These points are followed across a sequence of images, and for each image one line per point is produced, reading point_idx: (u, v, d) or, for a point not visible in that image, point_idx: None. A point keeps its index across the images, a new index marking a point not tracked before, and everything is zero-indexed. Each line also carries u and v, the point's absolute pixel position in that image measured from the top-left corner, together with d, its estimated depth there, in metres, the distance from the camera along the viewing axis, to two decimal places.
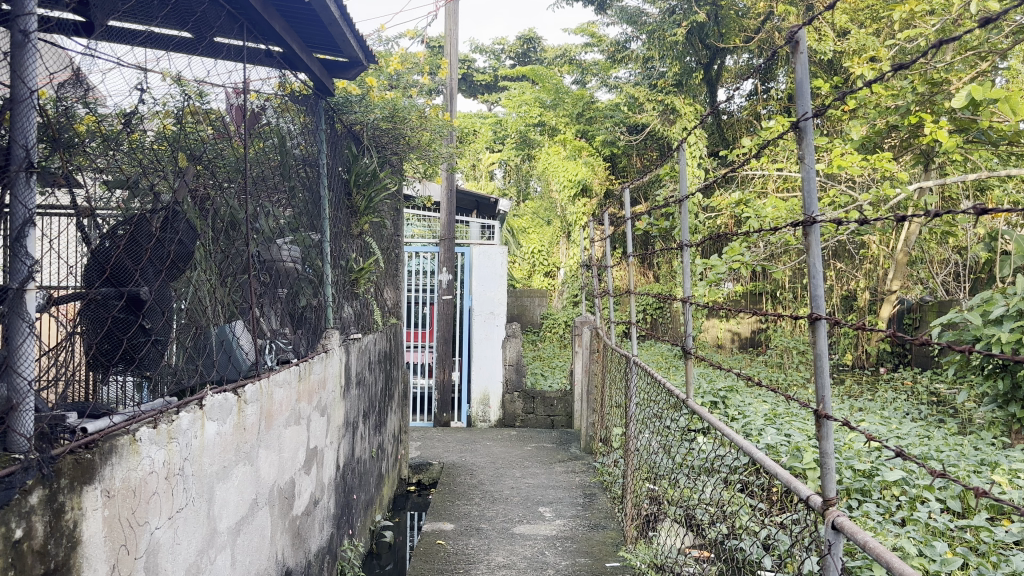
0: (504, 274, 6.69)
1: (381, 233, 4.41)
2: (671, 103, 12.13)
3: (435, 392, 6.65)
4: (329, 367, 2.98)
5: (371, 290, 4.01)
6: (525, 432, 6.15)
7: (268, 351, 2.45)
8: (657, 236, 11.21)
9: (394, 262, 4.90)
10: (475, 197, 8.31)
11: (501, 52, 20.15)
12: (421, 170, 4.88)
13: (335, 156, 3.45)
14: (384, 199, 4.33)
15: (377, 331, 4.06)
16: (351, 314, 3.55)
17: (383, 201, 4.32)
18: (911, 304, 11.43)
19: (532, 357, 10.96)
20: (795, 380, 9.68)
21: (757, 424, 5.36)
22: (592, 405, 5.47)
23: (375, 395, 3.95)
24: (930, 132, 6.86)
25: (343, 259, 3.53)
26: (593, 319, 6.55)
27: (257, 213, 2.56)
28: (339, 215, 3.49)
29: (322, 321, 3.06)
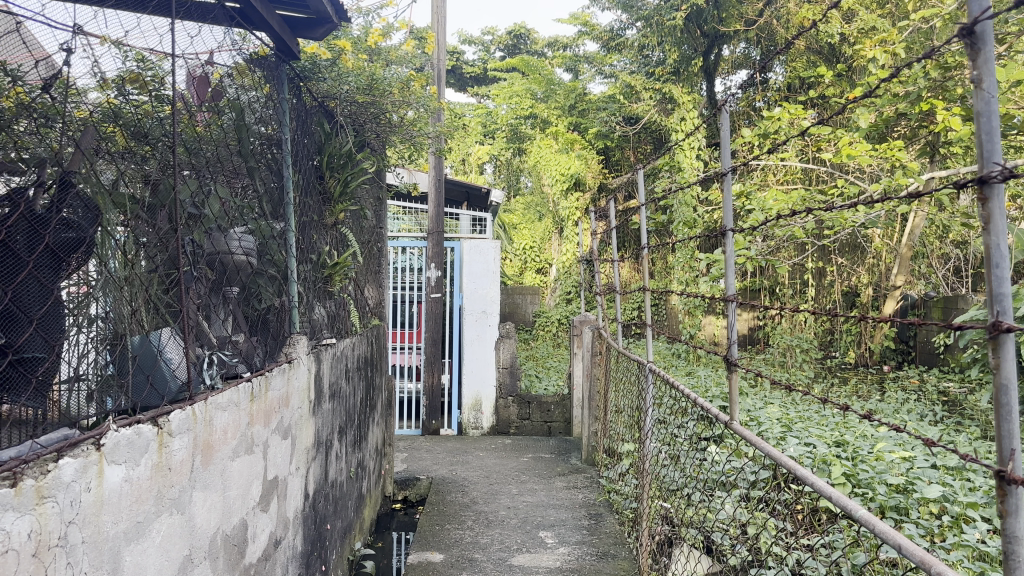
0: (498, 270, 6.23)
1: (360, 225, 3.94)
2: (669, 92, 11.68)
3: (423, 397, 6.17)
4: (294, 380, 2.51)
5: (347, 288, 3.54)
6: (521, 441, 5.69)
7: (211, 365, 1.98)
8: (653, 231, 10.82)
9: (376, 258, 4.43)
10: (464, 188, 7.82)
11: (491, 43, 19.68)
12: (405, 155, 4.42)
13: (303, 134, 2.97)
14: (363, 186, 3.86)
15: (357, 334, 3.60)
16: (324, 316, 3.08)
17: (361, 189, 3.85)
18: (915, 299, 11.02)
19: (525, 358, 10.54)
20: (801, 381, 9.27)
21: (774, 433, 4.93)
22: (595, 411, 5.01)
23: (352, 409, 3.48)
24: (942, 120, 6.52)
25: (313, 252, 3.06)
26: (593, 317, 6.09)
27: (197, 196, 2.09)
28: (308, 201, 3.02)
29: (285, 326, 2.59)
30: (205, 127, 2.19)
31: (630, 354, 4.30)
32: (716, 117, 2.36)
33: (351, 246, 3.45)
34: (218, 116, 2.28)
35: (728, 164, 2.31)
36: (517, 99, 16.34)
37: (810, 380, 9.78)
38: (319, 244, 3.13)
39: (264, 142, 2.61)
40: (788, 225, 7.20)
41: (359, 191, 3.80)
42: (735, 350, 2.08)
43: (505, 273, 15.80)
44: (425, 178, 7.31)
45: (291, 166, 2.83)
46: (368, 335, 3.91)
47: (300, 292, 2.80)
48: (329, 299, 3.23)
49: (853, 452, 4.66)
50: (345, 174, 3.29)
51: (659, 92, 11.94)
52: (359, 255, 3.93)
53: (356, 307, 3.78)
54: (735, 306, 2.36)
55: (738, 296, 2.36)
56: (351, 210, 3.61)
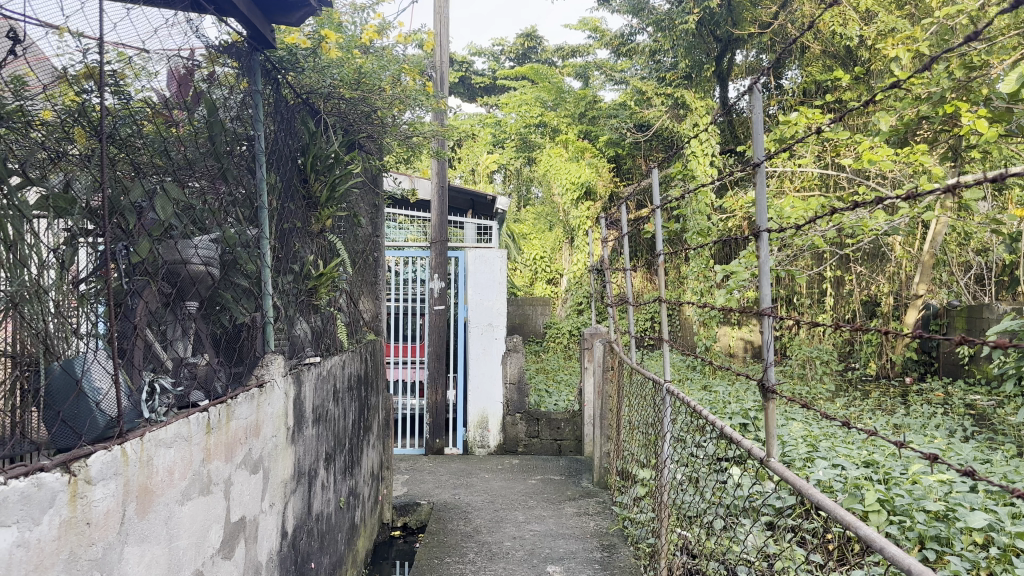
0: (504, 281, 5.94)
1: (351, 232, 3.66)
2: (681, 97, 11.35)
3: (427, 414, 5.89)
4: (266, 405, 2.22)
5: (335, 299, 3.27)
6: (529, 461, 5.39)
7: (155, 395, 1.70)
8: (665, 240, 10.54)
9: (372, 269, 4.16)
10: (470, 196, 7.55)
11: (500, 54, 19.50)
12: (401, 158, 4.16)
13: (283, 131, 2.71)
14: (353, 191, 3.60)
15: (347, 351, 3.32)
16: (307, 332, 2.80)
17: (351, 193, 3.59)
18: (937, 309, 10.63)
19: (536, 371, 10.25)
20: (820, 394, 8.93)
21: (799, 453, 4.61)
22: (607, 431, 4.71)
23: (343, 432, 3.20)
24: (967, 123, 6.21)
25: (294, 263, 2.79)
26: (604, 329, 5.78)
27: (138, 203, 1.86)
28: (290, 206, 2.75)
29: (257, 344, 2.31)
30: (162, 126, 1.95)
31: (645, 370, 4.00)
32: (748, 103, 2.07)
33: (341, 254, 3.17)
34: (182, 111, 2.04)
35: (762, 156, 2.01)
36: (526, 108, 16.10)
37: (830, 393, 9.42)
38: (301, 252, 2.86)
39: (238, 139, 2.35)
40: (808, 232, 6.88)
41: (350, 196, 3.53)
42: (773, 374, 1.80)
43: (515, 284, 15.51)
44: (428, 186, 7.05)
45: (268, 167, 2.56)
46: (361, 350, 3.63)
47: (276, 305, 2.52)
48: (314, 313, 2.95)
49: (886, 476, 4.33)
50: (332, 177, 3.03)
51: (672, 97, 11.63)
52: (350, 265, 3.66)
53: (346, 321, 3.50)
54: (770, 319, 2.08)
55: (775, 309, 2.08)
56: (340, 216, 3.33)
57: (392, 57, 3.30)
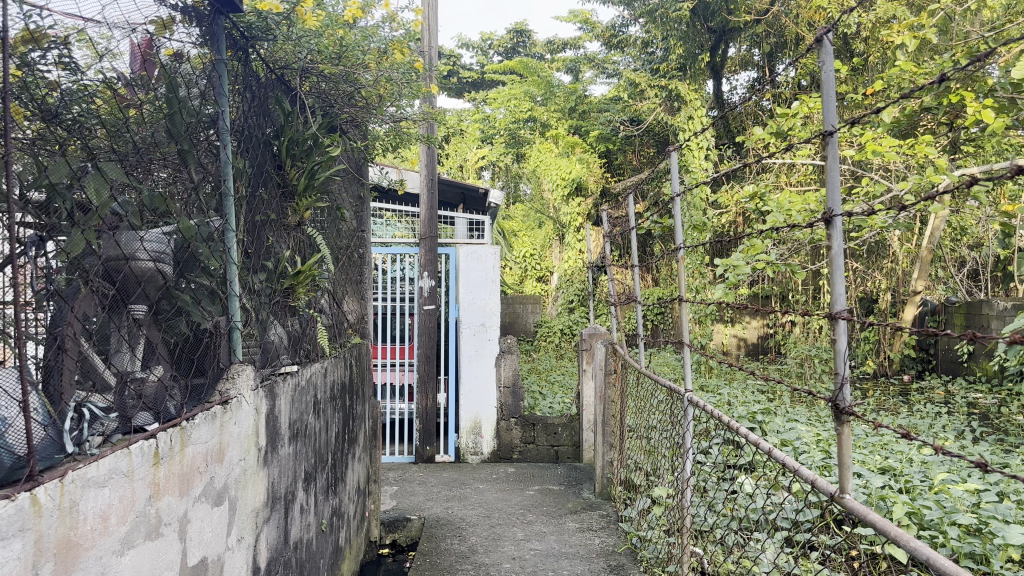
0: (498, 279, 5.63)
1: (333, 225, 3.33)
2: (675, 89, 11.04)
3: (416, 420, 5.56)
4: (232, 426, 1.91)
5: (315, 299, 2.95)
6: (526, 469, 5.08)
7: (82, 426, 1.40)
8: (659, 236, 10.26)
9: (358, 266, 3.83)
10: (460, 189, 7.24)
11: (489, 48, 19.21)
12: (387, 146, 3.84)
13: (253, 109, 2.39)
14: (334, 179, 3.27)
15: (330, 357, 3.01)
16: (282, 337, 2.49)
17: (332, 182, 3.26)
18: (935, 305, 10.40)
19: (528, 371, 9.95)
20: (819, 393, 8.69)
21: (813, 461, 4.33)
22: (610, 439, 4.40)
23: (325, 447, 2.88)
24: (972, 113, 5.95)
25: (267, 258, 2.47)
26: (600, 330, 5.48)
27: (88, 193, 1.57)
28: (261, 195, 2.44)
29: (220, 354, 2.00)
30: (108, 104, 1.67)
31: (653, 374, 3.69)
32: (814, 60, 1.70)
33: (322, 248, 2.85)
34: (138, 88, 1.78)
35: (833, 123, 1.65)
36: (514, 102, 15.78)
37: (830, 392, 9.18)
38: (274, 245, 2.54)
39: (205, 118, 2.05)
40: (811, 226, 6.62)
41: (331, 184, 3.20)
42: (849, 393, 1.55)
43: (505, 282, 15.23)
44: (417, 180, 6.73)
45: (234, 150, 2.24)
46: (345, 355, 3.32)
47: (244, 306, 2.21)
48: (291, 316, 2.64)
49: (907, 486, 4.07)
50: (311, 162, 2.71)
51: (665, 88, 11.33)
52: (332, 261, 3.34)
53: (328, 324, 3.18)
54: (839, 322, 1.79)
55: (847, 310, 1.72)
56: (319, 207, 3.01)
57: (376, 31, 2.99)
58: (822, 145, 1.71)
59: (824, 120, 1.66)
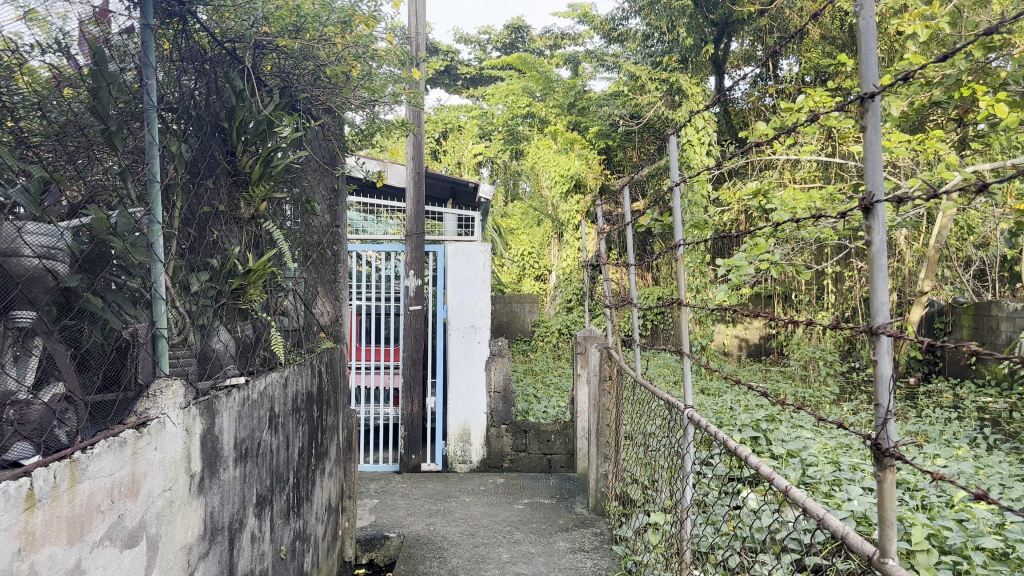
0: (488, 278, 5.34)
1: (297, 217, 3.03)
2: (677, 83, 10.70)
3: (402, 427, 5.27)
4: (151, 452, 1.62)
5: (274, 300, 2.67)
6: (516, 480, 4.80)
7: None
8: (658, 234, 9.97)
9: (331, 264, 3.54)
10: (449, 184, 6.94)
11: (487, 43, 18.86)
12: (364, 133, 3.55)
13: (193, 86, 2.11)
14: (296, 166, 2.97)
15: (291, 364, 2.72)
16: (228, 345, 2.20)
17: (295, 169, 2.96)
18: (942, 306, 10.12)
19: (523, 372, 9.68)
20: (824, 397, 8.39)
21: (822, 476, 4.04)
22: (603, 449, 4.11)
23: (284, 465, 2.60)
24: (985, 107, 5.67)
25: (211, 255, 2.19)
26: (595, 332, 5.18)
27: None
28: (204, 185, 2.15)
29: (141, 369, 1.71)
30: (2, 68, 1.48)
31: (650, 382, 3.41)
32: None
33: (282, 242, 2.56)
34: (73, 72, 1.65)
35: (872, 87, 1.31)
36: (512, 98, 15.49)
37: (834, 396, 8.91)
38: (221, 240, 2.26)
39: (133, 98, 1.79)
40: (816, 223, 6.33)
41: (294, 171, 2.91)
42: (894, 430, 1.31)
43: (502, 280, 14.92)
44: (403, 173, 6.44)
45: (168, 130, 1.96)
46: (312, 361, 3.03)
47: (177, 311, 1.93)
48: (242, 320, 2.36)
49: (922, 503, 3.79)
50: (266, 147, 2.42)
51: (666, 82, 11.00)
52: (296, 256, 3.04)
53: (292, 328, 2.89)
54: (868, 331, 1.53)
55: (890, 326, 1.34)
56: (278, 198, 2.72)
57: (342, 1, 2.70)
58: (860, 117, 1.35)
59: (864, 78, 1.34)
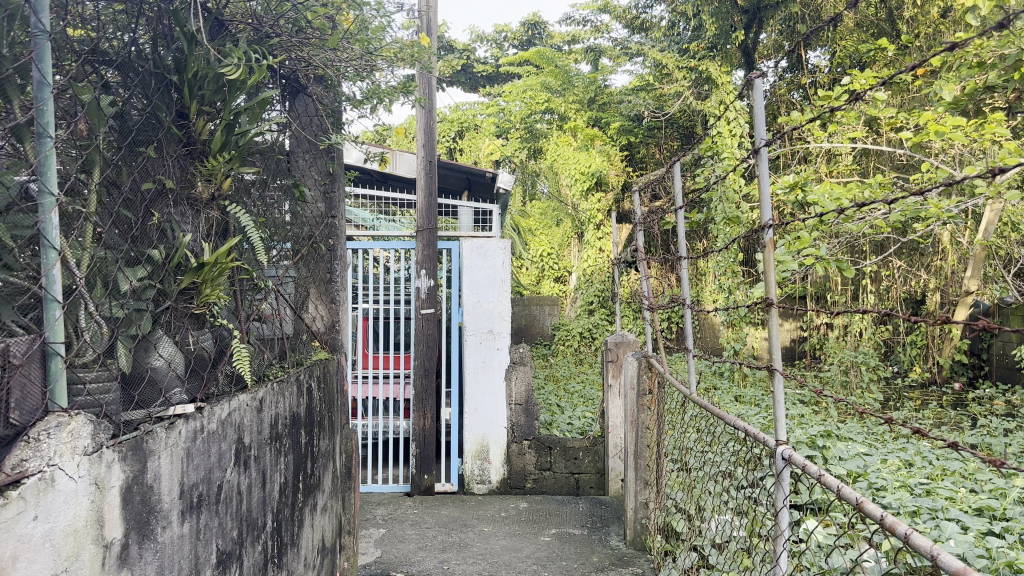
0: (508, 278, 4.81)
1: (273, 199, 2.51)
2: (704, 71, 10.10)
3: (413, 444, 4.74)
4: (22, 524, 1.10)
5: (246, 302, 2.16)
6: (541, 504, 4.27)
7: None
8: (686, 233, 9.42)
9: (326, 260, 3.01)
10: (464, 174, 6.44)
11: (504, 40, 18.33)
12: (363, 105, 3.03)
13: (124, 25, 1.62)
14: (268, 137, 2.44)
15: (269, 382, 2.22)
16: (173, 362, 1.70)
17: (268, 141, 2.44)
18: (988, 307, 9.47)
19: (544, 379, 9.17)
20: (867, 403, 7.84)
21: (901, 507, 3.47)
22: (644, 475, 3.55)
23: (256, 509, 2.08)
24: None
25: (151, 245, 1.69)
26: (628, 336, 4.59)
27: None
28: (140, 155, 1.66)
29: (20, 411, 1.21)
30: None
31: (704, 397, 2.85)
32: None
33: (251, 229, 2.04)
34: None
35: None
36: (529, 94, 14.99)
37: (879, 404, 8.32)
38: (165, 225, 1.75)
39: (28, 30, 1.28)
40: (865, 215, 5.74)
41: (265, 143, 2.39)
42: None
43: (521, 282, 14.44)
44: (413, 163, 5.95)
45: (81, 76, 1.46)
46: (300, 376, 2.52)
47: (92, 321, 1.44)
48: (197, 329, 1.86)
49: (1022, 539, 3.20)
50: (229, 103, 1.90)
51: (695, 70, 10.40)
52: (277, 250, 2.52)
53: (268, 338, 2.37)
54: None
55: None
56: (249, 177, 2.21)
57: None
58: None
59: None
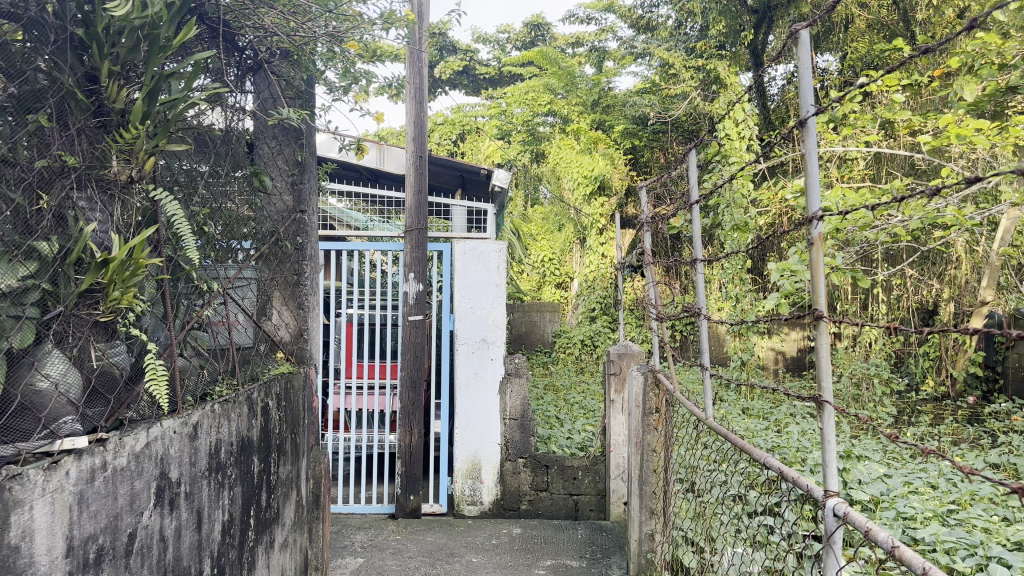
0: (503, 283, 4.46)
1: (221, 191, 2.18)
2: (713, 71, 9.77)
3: (398, 462, 4.38)
4: None
5: (180, 307, 1.82)
6: (536, 530, 3.92)
7: None
8: (690, 239, 9.06)
9: (293, 261, 2.67)
10: (457, 172, 6.10)
11: (507, 42, 17.97)
12: (336, 83, 2.69)
13: None
14: (210, 119, 2.11)
15: (208, 404, 1.87)
16: (64, 381, 1.35)
17: (210, 123, 2.11)
18: (1004, 319, 9.08)
19: (543, 388, 8.82)
20: (881, 418, 7.49)
21: (939, 546, 3.10)
22: (650, 503, 3.19)
23: (187, 556, 1.73)
24: None
25: (43, 237, 1.35)
26: (633, 347, 4.23)
27: None
28: (29, 124, 1.31)
29: None
30: None
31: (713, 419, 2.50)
32: None
33: (180, 219, 1.71)
34: None
35: None
36: (531, 96, 14.69)
37: (892, 418, 7.98)
38: (62, 212, 1.41)
39: None
40: (885, 220, 5.37)
41: (206, 126, 2.06)
42: None
43: (522, 288, 14.11)
44: (402, 159, 5.61)
45: None
46: (254, 395, 2.17)
47: None
48: (105, 341, 1.52)
49: None
50: (151, 62, 1.56)
51: (703, 71, 10.07)
52: (227, 247, 2.18)
53: (212, 351, 2.02)
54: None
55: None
56: (182, 159, 1.87)
57: None
58: None
59: None
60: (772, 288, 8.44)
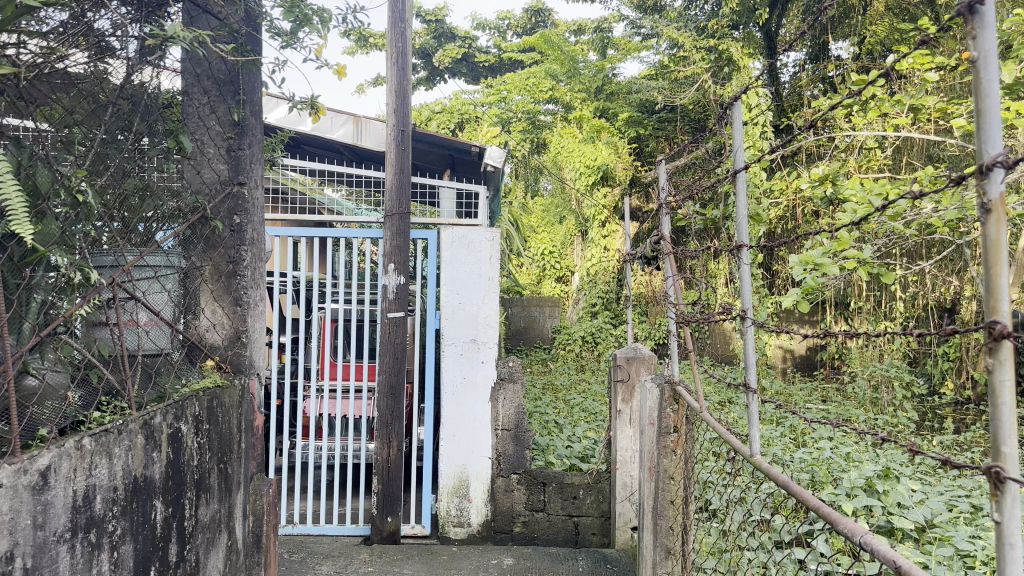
0: (495, 275, 3.94)
1: (112, 153, 1.67)
2: (725, 52, 9.21)
3: (375, 477, 3.86)
4: None
5: (20, 304, 1.31)
6: (530, 561, 3.40)
7: None
8: (699, 232, 8.52)
9: (226, 247, 2.15)
10: (446, 150, 5.59)
11: (507, 29, 17.33)
12: (283, 20, 2.18)
13: None
14: (93, 59, 1.60)
15: (72, 439, 1.35)
16: None
17: (93, 65, 1.60)
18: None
19: (542, 389, 8.30)
20: (903, 423, 6.92)
21: None
22: (667, 540, 2.67)
23: None
24: None
25: None
26: (643, 350, 3.72)
27: None
28: None
29: None
30: None
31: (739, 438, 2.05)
32: None
33: None
34: None
35: None
36: (532, 82, 14.12)
37: (914, 423, 7.45)
38: None
39: None
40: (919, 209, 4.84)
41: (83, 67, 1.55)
42: None
43: (521, 282, 13.57)
44: (382, 133, 5.10)
45: None
46: (157, 420, 1.65)
47: None
48: None
49: None
50: None
51: (714, 52, 9.50)
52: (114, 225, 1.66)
53: (88, 364, 1.51)
54: None
55: None
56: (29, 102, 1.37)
57: None
58: None
59: None
60: (789, 285, 7.91)
